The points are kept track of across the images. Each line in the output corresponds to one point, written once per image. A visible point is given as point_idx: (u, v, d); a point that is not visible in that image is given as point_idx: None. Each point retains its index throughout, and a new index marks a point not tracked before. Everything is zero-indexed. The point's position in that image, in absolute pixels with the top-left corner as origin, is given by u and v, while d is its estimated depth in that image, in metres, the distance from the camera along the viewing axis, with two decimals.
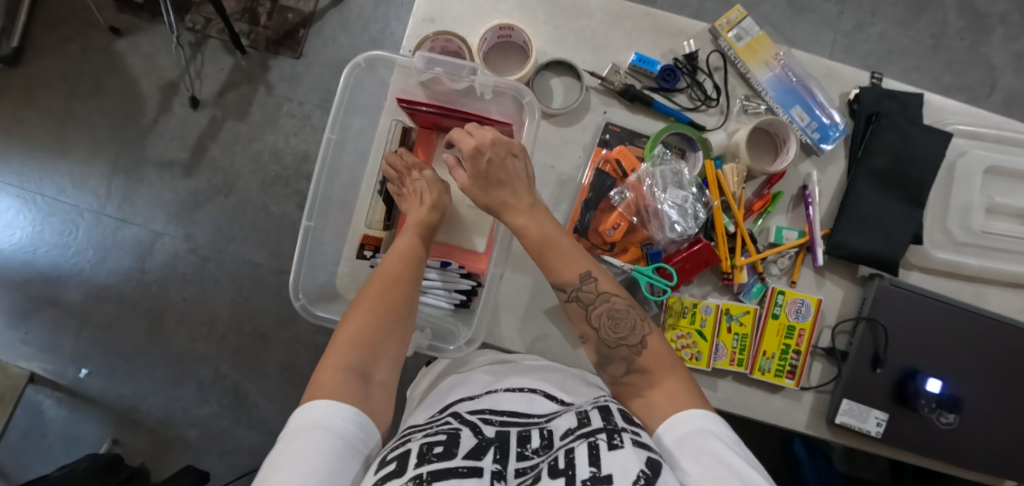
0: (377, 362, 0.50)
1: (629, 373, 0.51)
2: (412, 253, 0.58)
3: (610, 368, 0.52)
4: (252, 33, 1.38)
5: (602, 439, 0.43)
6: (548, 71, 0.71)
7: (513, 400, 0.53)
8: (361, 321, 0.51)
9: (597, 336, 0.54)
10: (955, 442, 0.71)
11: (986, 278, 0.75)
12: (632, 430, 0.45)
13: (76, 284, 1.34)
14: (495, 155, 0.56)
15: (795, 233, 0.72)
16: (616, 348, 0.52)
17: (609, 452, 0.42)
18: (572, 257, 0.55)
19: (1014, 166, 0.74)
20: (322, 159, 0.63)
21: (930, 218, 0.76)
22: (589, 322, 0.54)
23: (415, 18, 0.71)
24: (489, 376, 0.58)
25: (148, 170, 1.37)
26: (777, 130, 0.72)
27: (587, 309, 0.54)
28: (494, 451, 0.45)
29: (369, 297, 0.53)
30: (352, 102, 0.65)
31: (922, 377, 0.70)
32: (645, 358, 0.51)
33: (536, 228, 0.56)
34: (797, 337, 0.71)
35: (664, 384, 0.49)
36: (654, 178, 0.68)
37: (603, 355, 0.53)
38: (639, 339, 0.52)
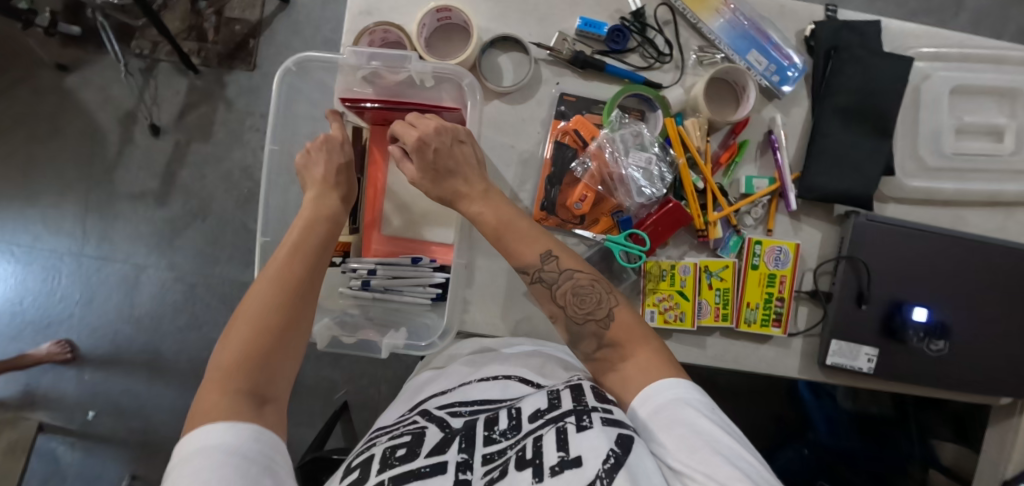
0: (269, 379, 0.47)
1: (601, 348, 0.51)
2: (303, 253, 0.53)
3: (582, 344, 0.52)
4: (202, 50, 1.35)
5: (571, 422, 0.43)
6: (494, 48, 0.69)
7: (485, 389, 0.54)
8: (243, 335, 0.48)
9: (564, 314, 0.53)
10: (949, 368, 0.72)
11: (963, 201, 0.75)
12: (602, 408, 0.45)
13: (69, 329, 1.33)
14: (441, 144, 0.56)
15: (765, 180, 0.71)
16: (585, 323, 0.52)
17: (577, 434, 0.42)
18: (532, 236, 0.55)
19: (980, 83, 0.73)
20: (266, 173, 0.62)
21: (902, 146, 0.74)
22: (555, 301, 0.54)
23: (352, 12, 0.68)
24: (467, 368, 0.59)
25: (120, 204, 1.35)
26: (735, 78, 0.70)
27: (553, 289, 0.54)
28: (460, 441, 0.45)
29: (250, 312, 0.49)
30: (291, 108, 0.64)
31: (908, 308, 0.70)
32: (615, 330, 0.51)
33: (493, 213, 0.56)
34: (779, 284, 0.70)
35: (636, 355, 0.49)
36: (615, 144, 0.67)
37: (572, 332, 0.53)
38: (606, 312, 0.52)
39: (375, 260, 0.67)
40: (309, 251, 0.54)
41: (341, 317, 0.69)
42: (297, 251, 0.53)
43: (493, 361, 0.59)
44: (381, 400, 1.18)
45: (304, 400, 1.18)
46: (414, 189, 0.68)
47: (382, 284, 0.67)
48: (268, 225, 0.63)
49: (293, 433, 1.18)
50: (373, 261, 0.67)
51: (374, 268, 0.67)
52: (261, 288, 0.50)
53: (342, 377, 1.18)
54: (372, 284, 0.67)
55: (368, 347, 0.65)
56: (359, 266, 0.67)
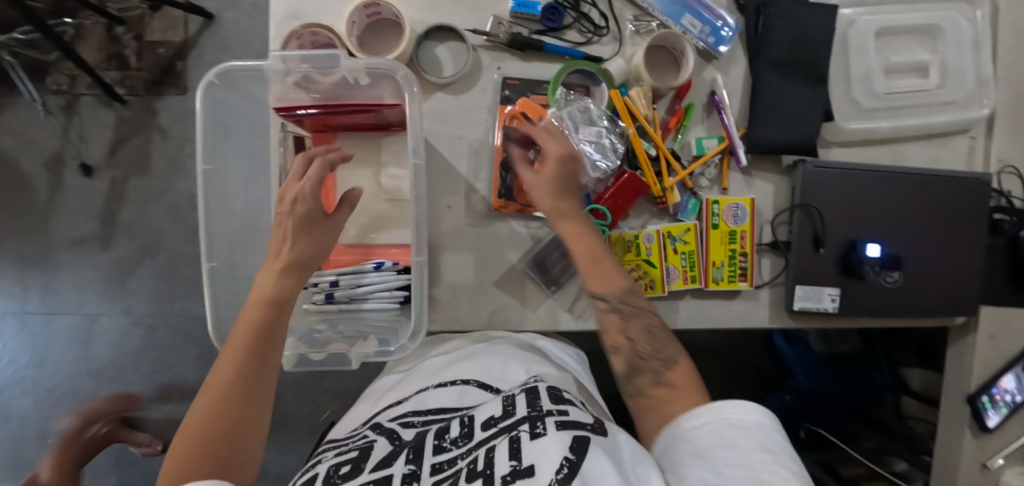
0: (236, 462, 0.45)
1: (657, 385, 0.53)
2: (267, 336, 0.50)
3: (637, 379, 0.55)
4: (126, 79, 1.28)
5: (525, 430, 0.43)
6: (430, 40, 0.68)
7: (442, 397, 0.54)
8: (205, 418, 0.45)
9: (632, 348, 0.56)
10: (905, 296, 0.75)
11: (899, 137, 0.78)
12: (557, 412, 0.46)
13: (25, 393, 1.29)
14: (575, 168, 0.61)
15: (715, 140, 0.72)
16: (649, 361, 0.55)
17: (531, 442, 0.42)
18: (611, 270, 0.59)
19: (902, 23, 0.76)
20: (200, 196, 0.58)
21: (838, 91, 0.77)
22: (624, 334, 0.57)
23: (277, 18, 0.67)
24: (437, 367, 0.61)
25: (61, 253, 1.29)
26: (672, 44, 0.70)
27: (626, 320, 0.57)
28: (407, 453, 0.45)
29: (213, 392, 0.47)
30: (222, 123, 0.61)
31: (862, 245, 0.73)
32: (675, 373, 0.53)
33: (583, 239, 0.59)
34: (740, 239, 0.72)
35: (685, 400, 0.51)
36: (563, 121, 0.66)
37: (632, 367, 0.55)
38: (672, 358, 0.55)
39: (335, 272, 0.65)
40: (275, 332, 0.51)
41: (309, 335, 0.66)
42: (261, 333, 0.50)
43: (458, 362, 0.61)
44: None
45: (289, 424, 1.15)
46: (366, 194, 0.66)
47: (346, 295, 0.65)
48: (212, 250, 0.61)
49: (283, 460, 1.15)
50: (334, 273, 0.65)
51: (335, 279, 0.65)
52: (226, 367, 0.48)
53: (326, 397, 1.15)
54: (336, 295, 0.65)
55: (339, 361, 0.64)
56: (320, 279, 0.65)
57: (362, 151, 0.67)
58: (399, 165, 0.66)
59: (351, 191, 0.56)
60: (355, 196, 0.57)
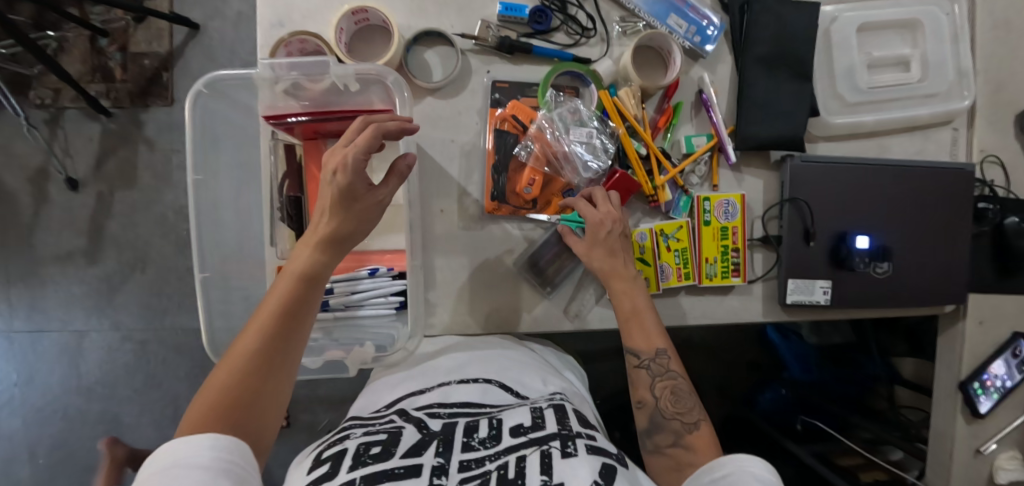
0: (255, 427, 0.46)
1: (674, 445, 0.56)
2: (296, 311, 0.50)
3: (657, 436, 0.57)
4: (110, 91, 1.26)
5: (556, 446, 0.43)
6: (419, 45, 0.68)
7: (466, 392, 0.55)
8: (227, 383, 0.46)
9: (656, 404, 0.59)
10: (895, 286, 0.76)
11: (883, 131, 0.80)
12: (586, 435, 0.46)
13: (13, 413, 1.27)
14: (613, 229, 0.63)
15: (704, 138, 0.73)
16: (671, 419, 0.57)
17: (562, 460, 0.41)
18: (653, 332, 0.61)
19: (883, 18, 0.77)
20: (192, 204, 0.58)
21: (824, 85, 0.78)
22: (650, 391, 0.60)
23: (263, 26, 0.67)
24: (451, 362, 0.61)
25: (46, 269, 1.27)
26: (660, 44, 0.71)
27: (654, 378, 0.60)
28: (437, 445, 0.45)
29: (238, 356, 0.47)
30: (210, 134, 0.61)
31: (851, 237, 0.74)
32: (695, 436, 0.56)
33: (629, 299, 0.62)
34: (732, 235, 0.73)
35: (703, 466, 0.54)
36: (554, 123, 0.67)
37: (654, 421, 0.58)
38: (694, 420, 0.57)
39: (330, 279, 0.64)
40: (305, 308, 0.51)
41: None
42: (288, 309, 0.50)
43: (472, 363, 0.60)
44: None
45: (285, 435, 1.14)
46: None
47: (341, 302, 0.65)
48: (205, 261, 0.61)
49: (280, 471, 1.15)
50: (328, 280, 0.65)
51: (330, 286, 0.65)
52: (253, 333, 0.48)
53: (321, 407, 1.14)
54: (331, 303, 0.65)
55: (336, 369, 0.64)
56: None
57: None
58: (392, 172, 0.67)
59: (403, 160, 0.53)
60: (404, 166, 0.54)
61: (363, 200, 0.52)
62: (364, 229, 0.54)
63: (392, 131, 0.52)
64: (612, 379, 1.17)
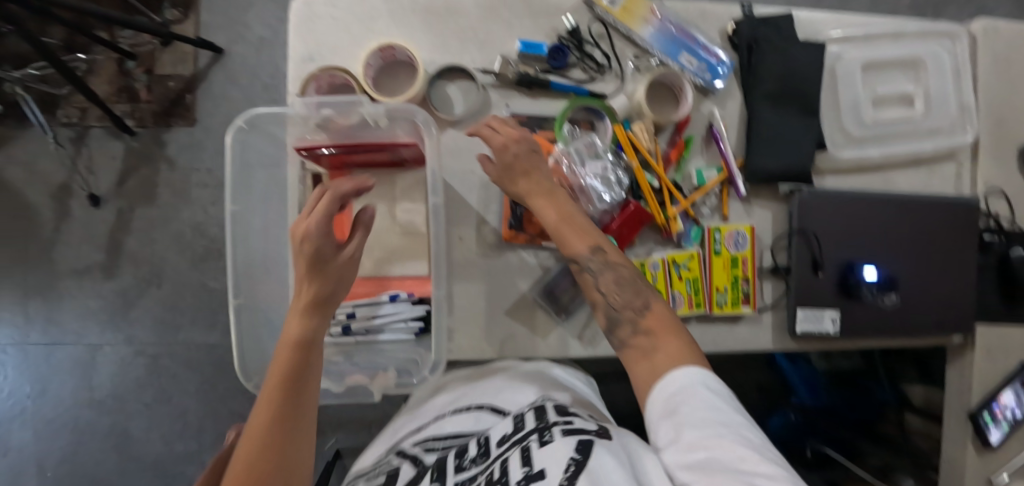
0: None
1: (636, 335, 0.56)
2: (300, 376, 0.52)
3: (619, 331, 0.58)
4: (134, 111, 1.31)
5: (535, 439, 0.48)
6: (441, 79, 0.71)
7: (459, 422, 0.58)
8: (249, 462, 0.47)
9: (606, 302, 0.60)
10: (903, 316, 0.78)
11: (889, 165, 0.82)
12: (563, 422, 0.50)
13: (24, 425, 1.28)
14: (519, 150, 0.63)
15: (714, 171, 0.75)
16: (623, 312, 0.59)
17: (541, 449, 0.46)
18: (583, 232, 0.62)
19: (887, 57, 0.80)
20: (228, 236, 0.61)
21: (830, 120, 0.80)
22: (599, 290, 0.61)
23: (294, 60, 0.71)
24: (450, 397, 0.65)
25: (64, 283, 1.30)
26: (672, 80, 0.74)
27: (597, 278, 0.61)
28: (431, 473, 0.50)
29: (255, 432, 0.48)
30: (247, 165, 0.64)
31: (859, 267, 0.76)
32: (648, 320, 0.57)
33: (555, 210, 0.63)
34: (742, 265, 0.75)
35: (665, 346, 0.53)
36: (570, 156, 0.69)
37: (612, 319, 0.59)
38: (642, 303, 0.58)
39: (352, 303, 0.66)
40: (310, 371, 0.53)
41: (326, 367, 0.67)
42: (293, 373, 0.52)
43: (473, 390, 0.64)
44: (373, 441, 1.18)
45: None
46: (382, 227, 0.68)
47: (363, 326, 0.67)
48: (238, 287, 0.63)
49: None
50: (350, 305, 0.67)
51: (353, 310, 0.67)
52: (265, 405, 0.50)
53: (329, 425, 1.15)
54: (353, 327, 0.67)
55: (359, 393, 0.65)
56: (337, 311, 0.67)
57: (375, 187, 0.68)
58: (413, 201, 0.68)
59: (366, 213, 0.60)
60: (369, 218, 0.61)
61: (336, 260, 0.58)
62: (344, 288, 0.59)
63: (348, 191, 0.59)
64: (621, 400, 1.18)
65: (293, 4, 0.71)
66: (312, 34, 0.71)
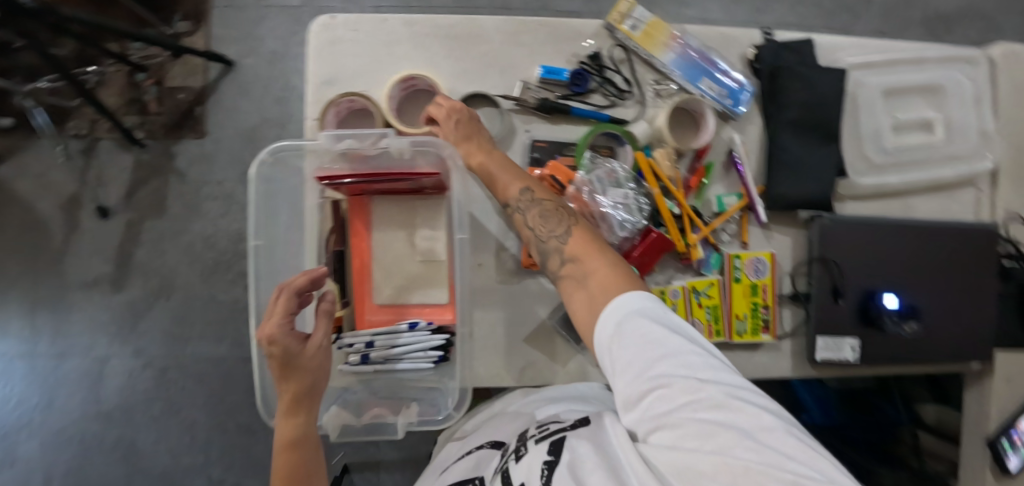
0: None
1: (565, 264, 0.58)
2: (298, 476, 0.53)
3: (549, 261, 0.60)
4: (145, 124, 1.31)
5: (512, 457, 0.57)
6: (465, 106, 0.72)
7: (461, 469, 0.62)
8: None
9: (534, 236, 0.61)
10: (923, 344, 0.77)
11: (909, 190, 0.82)
12: (535, 433, 0.58)
13: (31, 436, 1.28)
14: (459, 116, 0.65)
15: (734, 197, 0.75)
16: (549, 242, 0.60)
17: (517, 464, 0.55)
18: (512, 177, 0.63)
19: (905, 83, 0.80)
20: (252, 272, 0.59)
21: (850, 146, 0.80)
22: (528, 227, 0.61)
23: (312, 83, 0.71)
24: (460, 446, 0.71)
25: (73, 294, 1.29)
26: (693, 107, 0.73)
27: (526, 217, 0.61)
28: None
29: None
30: (270, 197, 0.62)
31: (879, 295, 0.75)
32: (573, 247, 0.58)
33: (490, 164, 0.65)
34: (762, 292, 0.74)
35: (595, 269, 0.56)
36: (592, 184, 0.69)
37: (541, 250, 0.61)
38: (564, 230, 0.60)
39: (372, 332, 0.65)
40: (309, 466, 0.54)
41: (343, 395, 0.68)
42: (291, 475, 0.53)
43: (478, 434, 0.70)
44: (381, 456, 1.17)
45: None
46: (403, 254, 0.68)
47: (381, 355, 0.65)
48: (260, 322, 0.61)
49: None
50: (369, 334, 0.66)
51: (370, 340, 0.66)
52: None
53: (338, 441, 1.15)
54: (372, 356, 0.65)
55: (381, 428, 0.64)
56: (354, 340, 0.66)
57: (396, 214, 0.68)
58: (434, 227, 0.68)
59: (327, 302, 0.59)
60: (330, 306, 0.60)
61: (305, 353, 0.56)
62: (324, 377, 0.58)
63: (303, 283, 0.58)
64: None
65: (313, 28, 0.71)
66: (332, 58, 0.71)
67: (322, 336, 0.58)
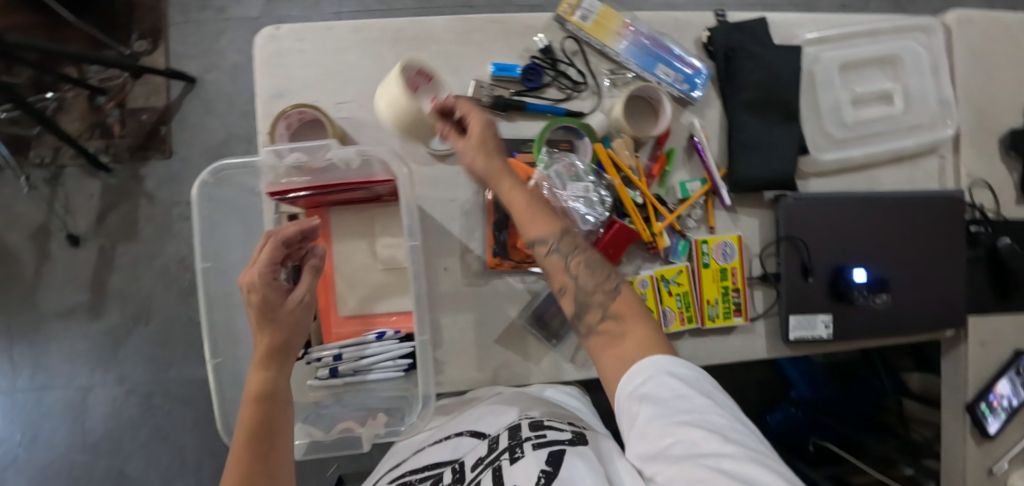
0: None
1: (605, 319, 0.54)
2: (266, 430, 0.53)
3: (586, 315, 0.55)
4: (109, 147, 1.28)
5: (506, 457, 0.54)
6: None
7: (437, 452, 0.62)
8: None
9: (576, 284, 0.57)
10: (896, 315, 0.78)
11: (872, 163, 0.82)
12: (534, 436, 0.56)
13: (18, 473, 1.26)
14: (493, 136, 0.59)
15: (697, 182, 0.75)
16: (594, 293, 0.56)
17: (513, 465, 0.53)
18: (550, 213, 0.58)
19: (862, 57, 0.80)
20: (201, 294, 0.57)
21: (811, 123, 0.80)
22: (568, 272, 0.57)
23: (262, 98, 0.70)
24: (431, 430, 0.69)
25: (49, 326, 1.27)
26: (649, 94, 0.73)
27: (567, 260, 0.57)
28: None
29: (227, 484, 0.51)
30: (212, 218, 0.60)
31: (849, 270, 0.75)
32: (618, 303, 0.55)
33: (525, 194, 0.59)
34: (731, 276, 0.74)
35: (633, 331, 0.53)
36: (551, 179, 0.68)
37: (580, 301, 0.56)
38: (613, 285, 0.57)
39: (339, 345, 0.65)
40: (275, 424, 0.54)
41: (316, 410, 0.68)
42: (256, 426, 0.53)
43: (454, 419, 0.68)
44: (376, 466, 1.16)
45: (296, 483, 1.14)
46: (364, 264, 0.67)
47: (350, 368, 0.65)
48: (216, 346, 0.59)
49: None
50: (337, 346, 0.66)
51: (339, 353, 0.65)
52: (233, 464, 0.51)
53: None
54: (341, 369, 0.65)
55: (349, 442, 0.64)
56: (323, 354, 0.65)
57: (356, 223, 0.67)
58: (394, 235, 0.67)
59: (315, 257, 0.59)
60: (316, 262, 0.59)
61: (285, 305, 0.55)
62: (300, 333, 0.57)
63: (292, 235, 0.58)
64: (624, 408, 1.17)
65: (259, 41, 0.70)
66: (281, 71, 0.70)
67: (305, 288, 0.58)
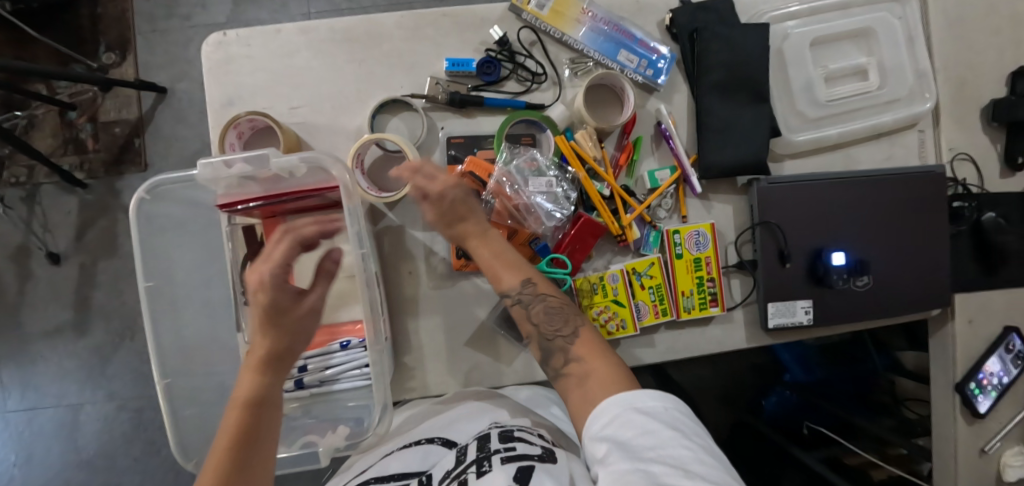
0: None
1: (568, 363, 0.56)
2: (249, 438, 0.50)
3: (552, 360, 0.57)
4: (84, 163, 1.26)
5: (473, 470, 0.51)
6: (384, 113, 0.68)
7: (406, 460, 0.57)
8: None
9: (538, 332, 0.58)
10: (877, 297, 0.76)
11: (847, 142, 0.79)
12: (504, 448, 0.52)
13: None
14: (456, 195, 0.60)
15: (667, 171, 0.72)
16: (554, 340, 0.57)
17: (478, 480, 0.49)
18: (514, 265, 0.61)
19: (835, 31, 0.77)
20: (147, 314, 0.58)
21: (783, 104, 0.77)
22: (530, 321, 0.59)
23: (213, 107, 0.68)
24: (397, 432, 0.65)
25: (37, 345, 1.26)
26: (612, 82, 0.70)
27: (528, 310, 0.59)
28: None
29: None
30: (152, 239, 0.59)
31: (827, 254, 0.73)
32: (579, 347, 0.56)
33: (489, 249, 0.61)
34: (706, 266, 0.72)
35: (597, 370, 0.54)
36: (512, 176, 0.66)
37: (544, 348, 0.58)
38: (572, 330, 0.57)
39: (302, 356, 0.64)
40: (259, 433, 0.50)
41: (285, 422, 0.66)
42: (241, 433, 0.50)
43: (422, 423, 0.64)
44: None
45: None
46: None
47: (316, 379, 0.64)
48: (166, 366, 0.60)
49: None
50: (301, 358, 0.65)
51: (304, 363, 0.65)
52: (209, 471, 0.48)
53: None
54: (306, 380, 0.64)
55: (307, 459, 0.60)
56: None
57: None
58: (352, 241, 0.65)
59: (330, 261, 0.57)
60: (331, 265, 0.57)
61: (292, 309, 0.54)
62: (301, 341, 0.56)
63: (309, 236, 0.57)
64: None
65: (205, 47, 0.67)
66: (230, 77, 0.68)
67: (315, 295, 0.56)
